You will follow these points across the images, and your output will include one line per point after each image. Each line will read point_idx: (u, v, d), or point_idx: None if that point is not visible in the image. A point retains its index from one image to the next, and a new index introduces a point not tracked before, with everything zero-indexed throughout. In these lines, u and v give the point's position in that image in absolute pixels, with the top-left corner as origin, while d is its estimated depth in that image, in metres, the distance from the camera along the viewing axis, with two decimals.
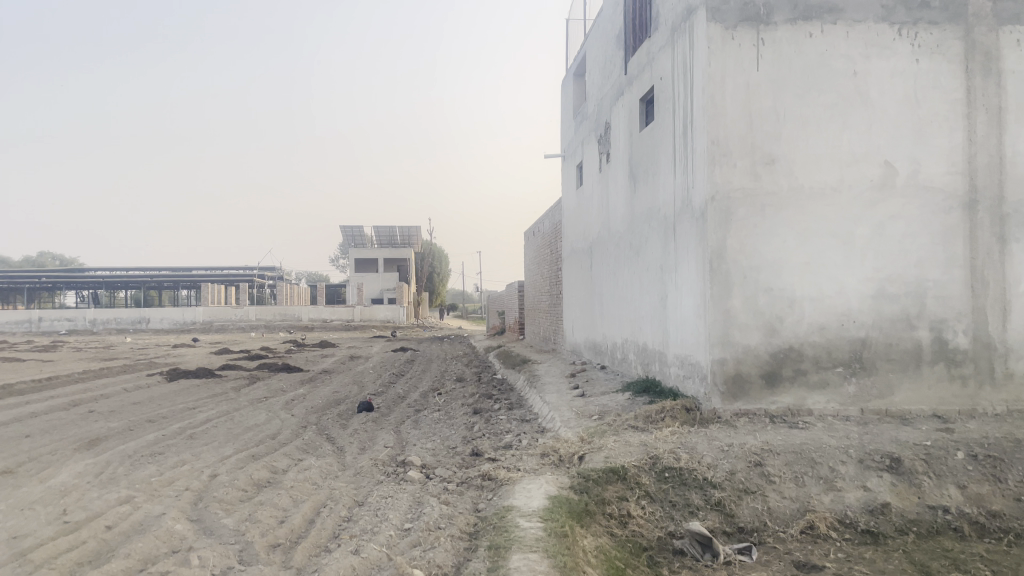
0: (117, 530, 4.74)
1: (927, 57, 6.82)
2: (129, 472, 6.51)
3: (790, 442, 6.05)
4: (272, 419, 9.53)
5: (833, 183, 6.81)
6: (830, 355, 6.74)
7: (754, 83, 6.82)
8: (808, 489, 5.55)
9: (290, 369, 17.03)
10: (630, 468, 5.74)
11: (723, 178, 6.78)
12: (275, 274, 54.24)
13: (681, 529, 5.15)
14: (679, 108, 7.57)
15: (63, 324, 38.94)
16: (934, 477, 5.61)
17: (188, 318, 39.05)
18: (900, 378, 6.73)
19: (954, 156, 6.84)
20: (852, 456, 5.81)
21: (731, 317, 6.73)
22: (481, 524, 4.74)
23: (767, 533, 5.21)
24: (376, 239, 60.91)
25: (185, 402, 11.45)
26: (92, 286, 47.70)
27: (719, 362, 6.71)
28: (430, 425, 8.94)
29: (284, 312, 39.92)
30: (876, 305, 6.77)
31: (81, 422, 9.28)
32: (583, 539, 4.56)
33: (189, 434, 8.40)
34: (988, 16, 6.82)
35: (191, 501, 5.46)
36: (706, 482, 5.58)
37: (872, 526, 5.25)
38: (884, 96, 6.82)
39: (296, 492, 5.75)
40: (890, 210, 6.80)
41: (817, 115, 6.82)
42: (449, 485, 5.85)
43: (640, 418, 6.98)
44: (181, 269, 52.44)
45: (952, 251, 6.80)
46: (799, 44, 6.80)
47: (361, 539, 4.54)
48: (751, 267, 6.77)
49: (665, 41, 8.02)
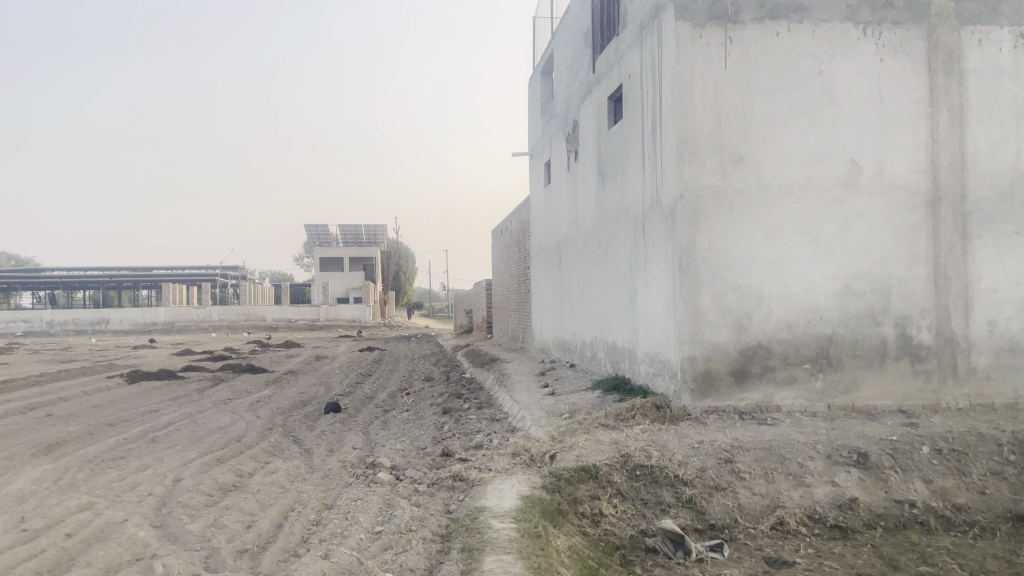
0: (78, 537, 4.59)
1: (891, 56, 6.90)
2: (89, 477, 6.34)
3: (760, 439, 6.08)
4: (237, 421, 9.36)
5: (800, 181, 6.86)
6: (798, 352, 6.80)
7: (723, 81, 6.85)
8: (778, 485, 5.59)
9: (255, 370, 16.79)
10: (602, 466, 5.72)
11: (693, 176, 6.80)
12: (238, 274, 53.51)
13: (653, 527, 5.15)
14: (648, 106, 7.57)
15: (19, 324, 38.00)
16: (901, 471, 5.68)
17: (149, 319, 38.35)
18: (865, 374, 6.82)
19: (918, 154, 6.94)
20: (821, 452, 5.86)
21: (701, 314, 6.75)
22: (453, 526, 4.68)
23: (738, 529, 5.23)
24: (342, 238, 60.38)
25: (147, 405, 11.19)
26: (48, 287, 46.62)
27: (689, 360, 6.73)
28: (398, 426, 8.85)
29: (248, 312, 39.39)
30: (842, 302, 6.84)
31: (39, 426, 9.04)
32: (556, 540, 4.53)
33: (151, 437, 8.22)
34: (950, 16, 6.93)
35: (154, 507, 5.33)
36: (677, 480, 5.59)
37: (841, 521, 5.30)
38: (849, 95, 6.89)
39: (263, 495, 5.64)
40: (856, 208, 6.87)
41: (785, 114, 6.87)
42: (420, 486, 5.78)
43: (611, 416, 6.98)
44: (142, 269, 51.50)
45: (915, 249, 6.90)
46: (766, 43, 6.84)
47: (331, 543, 4.46)
48: (720, 264, 6.80)
49: (634, 39, 8.02)
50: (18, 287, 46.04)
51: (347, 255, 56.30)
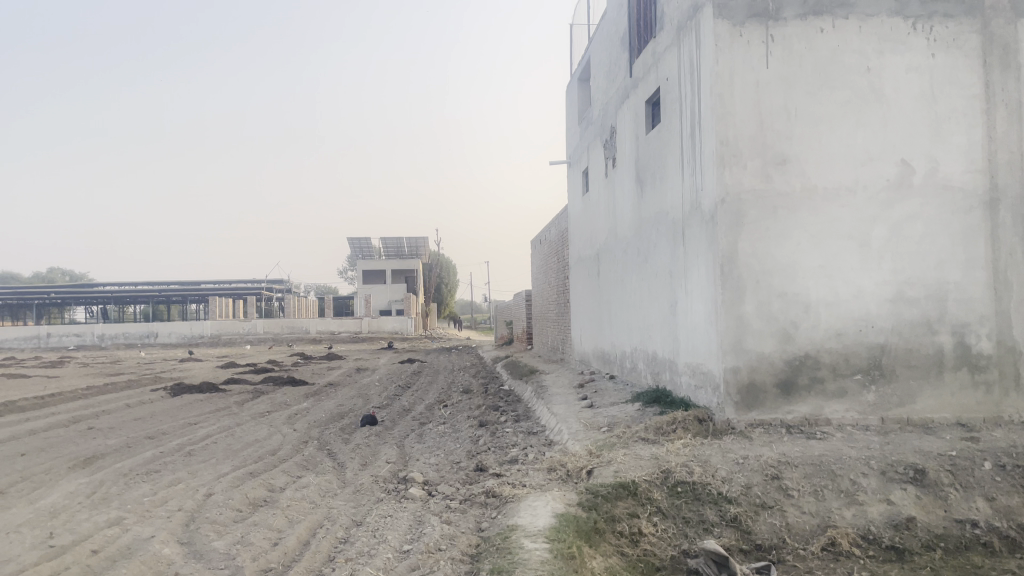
0: (103, 555, 4.50)
1: (943, 51, 6.58)
2: (122, 492, 6.28)
3: (809, 454, 5.78)
4: (273, 434, 9.29)
5: (848, 183, 6.55)
6: (847, 362, 6.48)
7: (764, 81, 6.59)
8: (829, 503, 5.28)
9: (296, 382, 16.81)
10: (641, 483, 5.47)
11: (734, 179, 6.55)
12: (283, 287, 54.17)
13: (695, 548, 4.90)
14: (687, 109, 7.34)
15: (71, 338, 38.79)
16: (961, 489, 5.33)
17: (196, 332, 38.97)
18: (920, 385, 6.47)
19: (974, 153, 6.59)
20: (874, 468, 5.53)
21: (744, 323, 6.48)
22: (483, 546, 4.49)
23: (786, 551, 4.94)
24: (384, 250, 60.87)
25: (186, 418, 11.20)
26: (100, 301, 47.56)
27: (732, 371, 6.46)
28: (434, 439, 8.70)
29: (292, 326, 39.72)
30: (894, 309, 6.50)
31: (80, 439, 9.08)
32: (591, 560, 4.30)
33: (187, 451, 8.19)
34: (1005, 8, 6.58)
35: (182, 522, 5.24)
36: (720, 497, 5.32)
37: (897, 542, 4.98)
38: (899, 93, 6.57)
39: (292, 511, 5.52)
40: (908, 211, 6.54)
41: (830, 113, 6.58)
42: (452, 503, 5.60)
43: (651, 429, 6.71)
44: (190, 284, 52.44)
45: (972, 253, 6.54)
46: (810, 41, 6.57)
47: (358, 563, 4.30)
48: (764, 271, 6.52)
49: (671, 40, 7.80)
50: (70, 301, 47.07)
51: (388, 267, 56.62)
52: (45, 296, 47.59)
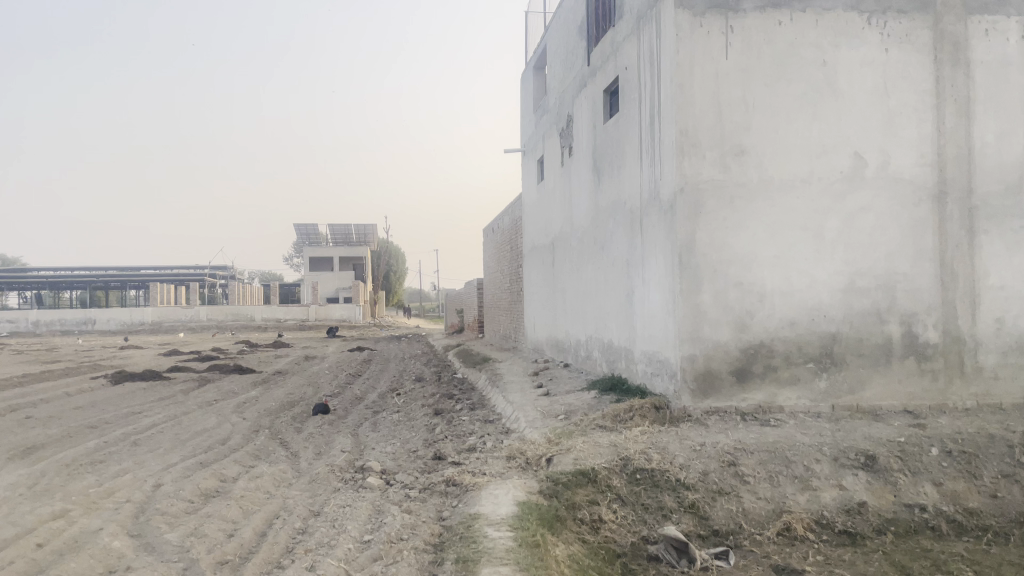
0: (49, 548, 4.32)
1: (896, 46, 6.71)
2: (66, 483, 6.06)
3: (764, 441, 5.87)
4: (222, 423, 9.08)
5: (803, 175, 6.65)
6: (801, 350, 6.60)
7: (723, 72, 6.63)
8: (784, 489, 5.37)
9: (243, 370, 16.49)
10: (600, 470, 5.49)
11: (693, 169, 6.59)
12: (227, 274, 52.99)
13: (655, 534, 4.93)
14: (646, 98, 7.36)
15: (3, 325, 37.31)
16: (910, 474, 5.48)
17: (136, 319, 37.90)
18: (870, 373, 6.62)
19: (923, 147, 6.75)
20: (827, 454, 5.65)
21: (701, 312, 6.54)
22: (446, 535, 4.44)
23: (743, 535, 5.01)
24: (332, 237, 60.05)
25: (130, 407, 10.87)
26: (33, 286, 45.91)
27: (689, 359, 6.52)
28: (388, 428, 8.60)
29: (237, 313, 38.92)
30: (847, 299, 6.64)
31: (17, 429, 8.73)
32: (555, 548, 4.30)
33: (133, 440, 7.94)
34: (956, 5, 6.74)
35: (131, 514, 5.07)
36: (679, 484, 5.37)
37: (849, 526, 5.09)
38: (854, 86, 6.69)
39: (246, 502, 5.39)
40: (860, 203, 6.67)
41: (787, 105, 6.66)
42: (411, 492, 5.54)
43: (608, 417, 6.74)
44: (129, 269, 50.95)
45: (921, 244, 6.71)
46: (769, 33, 6.63)
47: (318, 553, 4.22)
48: (721, 261, 6.59)
49: (630, 30, 7.80)
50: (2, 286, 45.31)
51: (337, 255, 55.86)
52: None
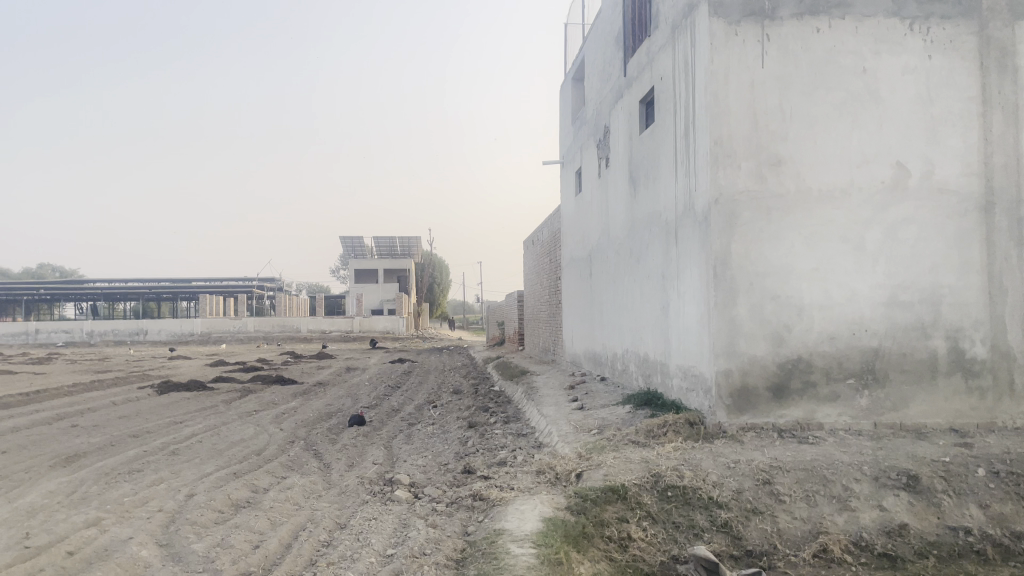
0: (78, 556, 4.38)
1: (939, 53, 6.52)
2: (102, 491, 6.16)
3: (801, 459, 5.70)
4: (260, 434, 9.17)
5: (842, 185, 6.48)
6: (840, 366, 6.41)
7: (759, 80, 6.51)
8: (820, 509, 5.20)
9: (285, 381, 16.71)
10: (630, 487, 5.38)
11: (728, 180, 6.47)
12: (274, 286, 53.88)
13: (685, 554, 4.80)
14: (681, 108, 7.27)
15: (60, 335, 38.39)
16: (955, 496, 5.26)
17: (186, 330, 38.73)
18: (914, 390, 6.40)
19: (969, 156, 6.53)
20: (867, 474, 5.46)
21: (737, 325, 6.40)
22: (469, 550, 4.39)
23: (778, 557, 4.85)
24: (376, 249, 60.70)
25: (172, 416, 11.06)
26: (89, 297, 47.23)
27: (724, 373, 6.38)
28: (422, 440, 8.59)
29: (283, 324, 39.49)
30: (889, 313, 6.43)
31: (62, 437, 8.94)
32: (579, 566, 4.22)
33: (172, 450, 8.07)
34: (1003, 10, 6.53)
35: (162, 523, 5.13)
36: (711, 502, 5.24)
37: (890, 549, 4.89)
38: (896, 94, 6.50)
39: (275, 513, 5.41)
40: (903, 214, 6.47)
41: (826, 114, 6.50)
42: (438, 505, 5.50)
43: (641, 432, 6.62)
44: (180, 281, 52.13)
45: (967, 256, 6.48)
46: (806, 40, 6.49)
47: (339, 567, 4.20)
48: (757, 273, 6.44)
49: (665, 40, 7.72)
50: (60, 297, 46.75)
51: (381, 267, 56.40)
52: (34, 292, 47.11)
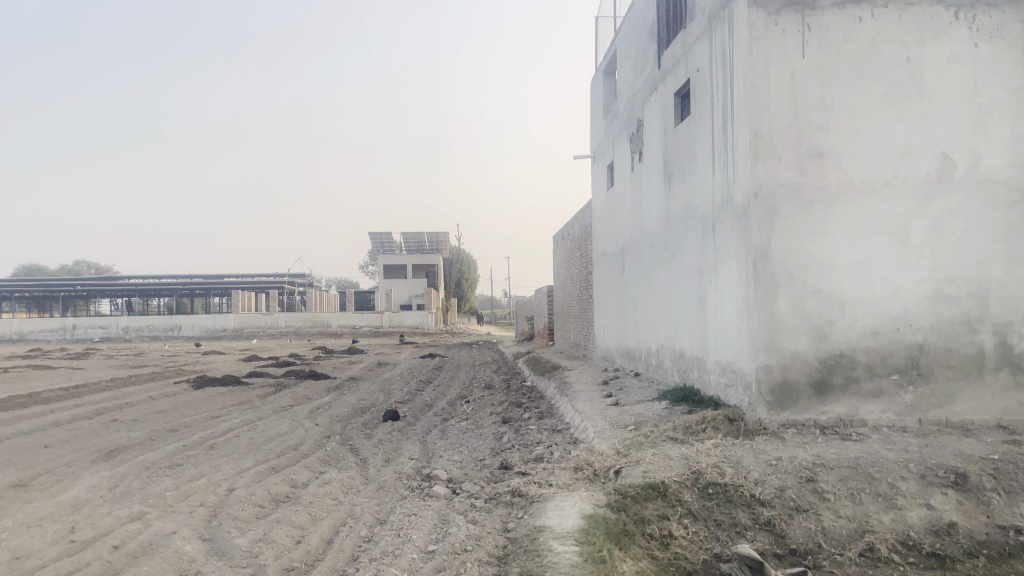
0: (124, 551, 4.43)
1: (986, 40, 6.36)
2: (145, 486, 6.23)
3: (844, 456, 5.61)
4: (295, 429, 9.23)
5: (886, 177, 6.35)
6: (884, 362, 6.29)
7: (800, 71, 6.38)
8: (866, 508, 5.10)
9: (318, 376, 16.82)
10: (671, 484, 5.32)
11: (768, 172, 6.36)
12: (304, 282, 54.28)
13: (728, 552, 4.74)
14: (718, 100, 7.17)
15: (96, 331, 38.95)
16: (1005, 494, 5.14)
17: (218, 326, 39.14)
18: (960, 386, 6.27)
19: (1017, 147, 6.37)
20: (913, 472, 5.35)
21: (777, 320, 6.30)
22: (511, 547, 4.37)
23: (823, 556, 4.77)
24: (405, 245, 60.89)
25: (209, 411, 11.18)
26: (124, 293, 47.89)
27: (765, 369, 6.29)
28: (457, 435, 8.59)
29: (314, 320, 39.77)
30: (934, 308, 6.30)
31: (103, 432, 9.05)
32: (622, 564, 4.18)
33: (210, 444, 8.14)
34: None
35: (204, 518, 5.17)
36: (753, 500, 5.17)
37: (938, 548, 4.79)
38: (940, 84, 6.35)
39: (315, 508, 5.42)
40: (949, 206, 6.33)
41: (868, 105, 6.37)
42: (477, 501, 5.49)
43: (680, 428, 6.55)
44: (212, 277, 52.69)
45: (1015, 250, 6.34)
46: (848, 29, 6.36)
47: (382, 563, 4.20)
48: (798, 267, 6.33)
49: (702, 31, 7.62)
50: (96, 293, 47.48)
51: (410, 263, 56.58)
52: (71, 288, 47.87)
